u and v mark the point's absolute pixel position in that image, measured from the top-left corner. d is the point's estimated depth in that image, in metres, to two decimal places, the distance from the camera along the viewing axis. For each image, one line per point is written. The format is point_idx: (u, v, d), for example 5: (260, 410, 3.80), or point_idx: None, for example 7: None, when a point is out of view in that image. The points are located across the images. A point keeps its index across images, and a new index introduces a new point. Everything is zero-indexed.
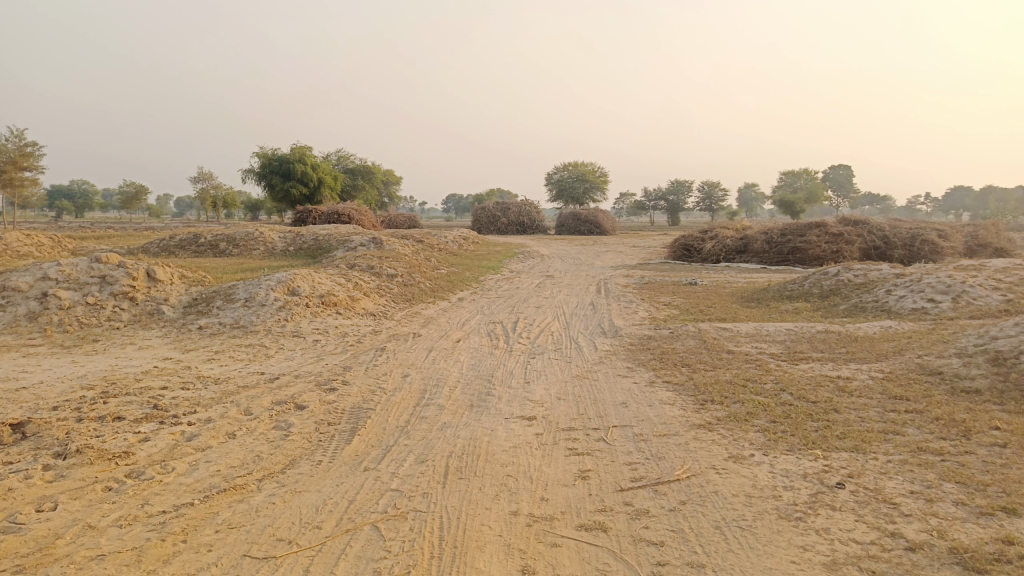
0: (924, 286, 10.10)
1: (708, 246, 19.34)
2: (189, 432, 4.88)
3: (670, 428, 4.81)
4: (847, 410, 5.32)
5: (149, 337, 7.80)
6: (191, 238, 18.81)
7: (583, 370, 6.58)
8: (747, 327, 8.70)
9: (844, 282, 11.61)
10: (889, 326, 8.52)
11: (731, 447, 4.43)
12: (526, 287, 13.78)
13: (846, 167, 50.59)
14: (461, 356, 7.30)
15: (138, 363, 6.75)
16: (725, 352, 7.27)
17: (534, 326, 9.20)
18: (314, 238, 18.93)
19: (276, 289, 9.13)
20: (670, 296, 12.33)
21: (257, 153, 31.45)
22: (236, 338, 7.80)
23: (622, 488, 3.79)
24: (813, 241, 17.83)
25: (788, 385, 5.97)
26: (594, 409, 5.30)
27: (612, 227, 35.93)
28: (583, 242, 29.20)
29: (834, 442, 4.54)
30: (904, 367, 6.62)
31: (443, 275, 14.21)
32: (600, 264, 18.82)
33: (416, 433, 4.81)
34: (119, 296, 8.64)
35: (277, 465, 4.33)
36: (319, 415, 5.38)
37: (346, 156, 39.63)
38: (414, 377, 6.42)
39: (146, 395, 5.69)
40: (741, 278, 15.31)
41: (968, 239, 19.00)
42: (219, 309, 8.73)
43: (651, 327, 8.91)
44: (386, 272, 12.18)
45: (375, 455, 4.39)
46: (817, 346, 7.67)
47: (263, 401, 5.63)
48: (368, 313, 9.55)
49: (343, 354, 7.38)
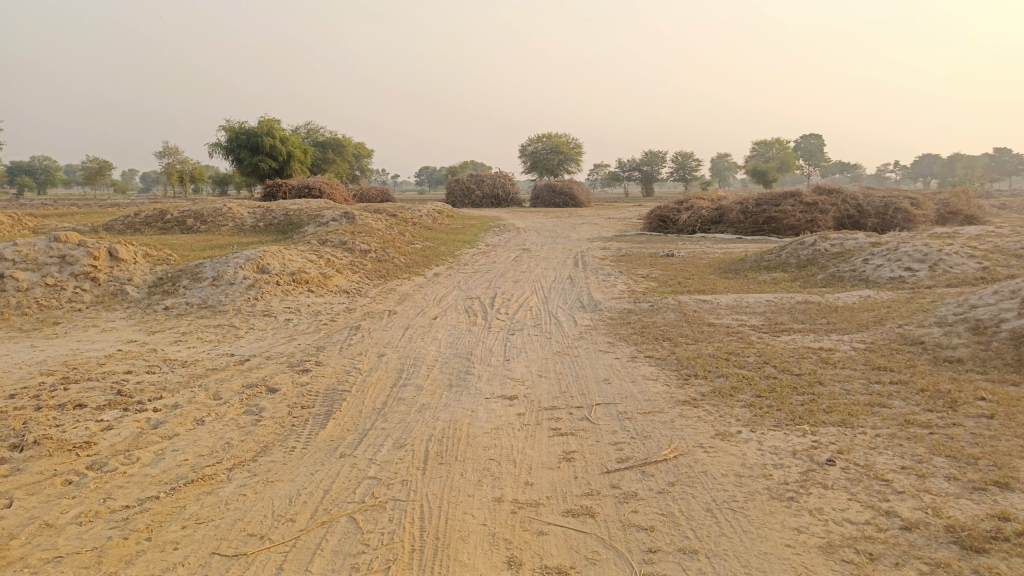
0: (901, 254, 10.09)
1: (684, 217, 19.29)
2: (155, 420, 4.66)
3: (654, 405, 4.70)
4: (832, 382, 5.25)
5: (113, 319, 7.50)
6: (157, 215, 18.29)
7: (563, 346, 6.45)
8: (727, 298, 8.63)
9: (821, 251, 11.58)
10: (868, 296, 8.50)
11: (717, 423, 4.32)
12: (502, 261, 13.60)
13: (818, 135, 50.83)
14: (438, 333, 7.13)
15: (100, 346, 6.48)
16: (706, 325, 7.18)
17: (512, 301, 9.05)
18: (284, 214, 18.50)
19: (245, 267, 8.84)
20: (648, 268, 12.24)
21: (223, 127, 30.65)
22: (204, 319, 7.54)
23: (608, 470, 3.66)
24: (789, 210, 17.83)
25: (772, 358, 5.90)
26: (577, 386, 5.17)
27: (587, 199, 35.77)
28: (559, 214, 29.01)
29: (821, 417, 4.46)
30: (885, 337, 6.58)
31: (418, 249, 13.97)
32: (576, 237, 18.67)
33: (394, 416, 4.65)
34: (79, 277, 8.30)
35: (248, 453, 4.13)
36: (292, 398, 5.19)
37: (316, 129, 38.86)
38: (390, 357, 6.24)
39: (109, 380, 5.45)
40: (717, 248, 15.27)
41: (940, 207, 19.14)
42: (185, 289, 8.43)
43: (630, 300, 8.80)
44: (359, 248, 11.90)
45: (352, 440, 4.22)
46: (797, 317, 7.61)
47: (233, 385, 5.42)
48: (341, 290, 9.32)
49: (316, 334, 7.16)
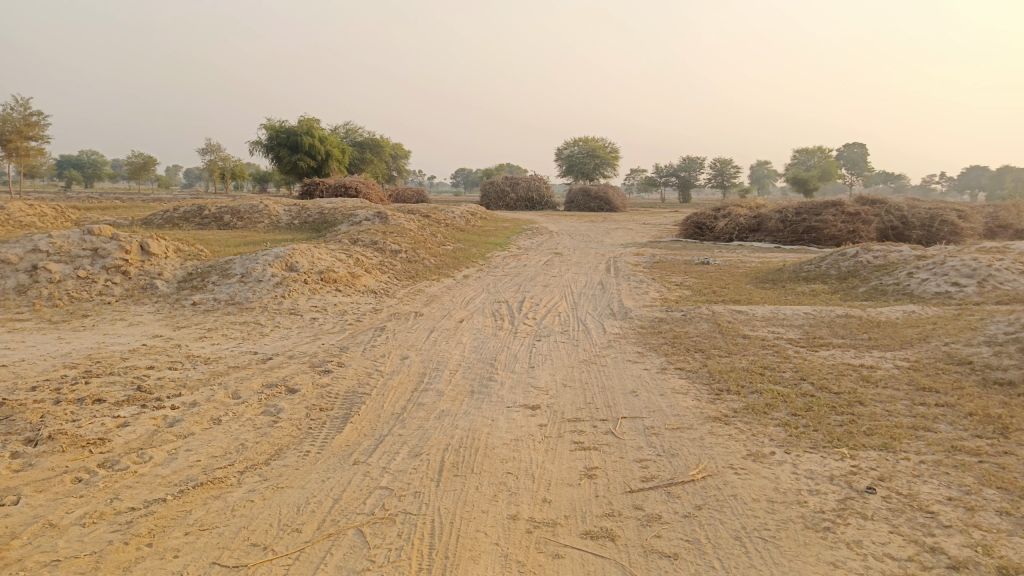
0: (948, 268, 9.68)
1: (721, 225, 18.93)
2: (171, 418, 4.60)
3: (683, 421, 4.49)
4: (873, 402, 4.98)
5: (141, 313, 7.51)
6: (195, 210, 18.53)
7: (590, 355, 6.26)
8: (763, 310, 8.34)
9: (863, 263, 11.20)
10: (913, 311, 8.14)
11: (749, 443, 4.10)
12: (534, 265, 13.41)
13: (862, 144, 49.70)
14: (464, 337, 6.99)
15: (126, 340, 6.47)
16: (740, 337, 6.93)
17: (541, 306, 8.89)
18: (319, 212, 18.58)
19: (274, 265, 8.81)
20: (682, 275, 11.97)
21: (264, 125, 31.03)
22: (231, 315, 7.51)
23: (631, 489, 3.48)
24: (829, 220, 17.37)
25: (809, 374, 5.63)
26: (602, 398, 4.99)
27: (622, 204, 35.43)
28: (593, 218, 28.71)
29: (861, 439, 4.21)
30: (931, 355, 6.26)
31: (450, 251, 13.88)
32: (610, 242, 18.41)
33: (412, 422, 4.51)
34: (111, 270, 8.35)
35: (261, 456, 4.04)
36: (311, 399, 5.09)
37: (354, 130, 39.15)
38: (413, 360, 6.11)
39: (131, 375, 5.42)
40: (754, 257, 14.90)
41: (989, 220, 18.48)
42: (214, 285, 8.42)
43: (662, 309, 8.54)
44: (389, 248, 11.84)
45: (367, 446, 4.09)
46: (837, 331, 7.31)
47: (253, 384, 5.33)
48: (369, 290, 9.24)
49: (341, 334, 7.08)
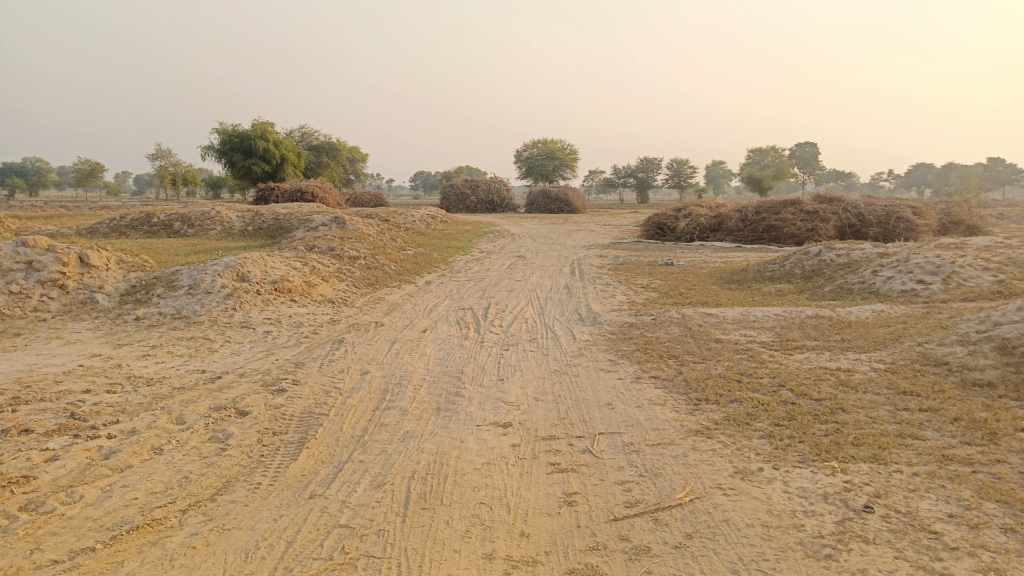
0: (912, 266, 9.67)
1: (682, 225, 18.90)
2: (108, 448, 4.18)
3: (664, 436, 4.24)
4: (856, 409, 4.80)
5: (79, 330, 7.01)
6: (143, 218, 17.79)
7: (561, 365, 5.99)
8: (734, 312, 8.19)
9: (827, 261, 11.17)
10: (881, 310, 8.06)
11: (736, 459, 3.86)
12: (497, 268, 13.12)
13: (813, 144, 50.65)
14: (427, 348, 6.66)
15: (61, 361, 5.97)
16: (713, 341, 6.74)
17: (507, 312, 8.61)
18: (274, 218, 18.01)
19: (224, 275, 8.35)
20: (647, 277, 11.81)
21: (215, 129, 30.14)
22: (178, 331, 7.05)
23: (616, 517, 3.20)
24: (789, 219, 17.46)
25: (787, 379, 5.44)
26: (577, 412, 4.71)
27: (583, 205, 35.38)
28: (554, 220, 28.56)
29: (851, 451, 4.01)
30: (906, 357, 6.13)
31: (410, 256, 13.53)
32: (572, 244, 18.24)
33: (375, 446, 4.18)
34: (46, 284, 7.79)
35: (207, 491, 3.66)
36: (263, 422, 4.71)
37: (310, 133, 38.36)
38: (374, 375, 5.75)
39: (64, 401, 4.95)
40: (717, 257, 14.83)
41: (942, 216, 18.79)
42: (159, 298, 7.94)
43: (631, 313, 8.31)
44: (347, 254, 11.44)
45: (325, 476, 3.74)
46: (809, 332, 7.18)
47: (199, 407, 4.92)
48: (326, 300, 8.84)
49: (297, 348, 6.69)
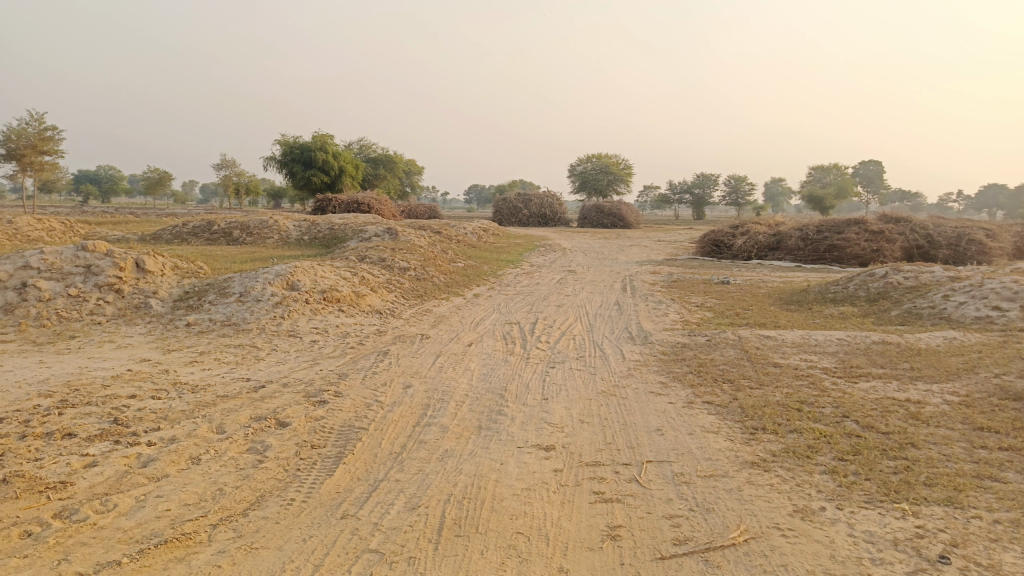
0: (987, 291, 9.11)
1: (739, 242, 18.41)
2: (146, 456, 4.15)
3: (717, 467, 3.99)
4: (927, 445, 4.45)
5: (132, 335, 7.10)
6: (204, 225, 18.24)
7: (609, 385, 5.77)
8: (793, 334, 7.82)
9: (893, 284, 10.64)
10: (954, 338, 7.58)
11: (795, 496, 3.59)
12: (547, 283, 12.95)
13: (878, 162, 49.34)
14: (472, 363, 6.53)
15: (110, 365, 6.04)
16: (771, 365, 6.42)
17: (555, 327, 8.43)
18: (329, 228, 18.24)
19: (274, 284, 8.39)
20: (702, 296, 11.46)
21: (277, 141, 30.86)
22: (226, 338, 7.08)
23: (663, 556, 2.97)
24: (852, 239, 16.83)
25: (851, 410, 5.11)
26: (624, 437, 4.49)
27: (636, 220, 34.95)
28: (608, 235, 28.24)
29: (923, 492, 3.69)
30: (982, 389, 5.71)
31: (460, 268, 13.47)
32: (625, 260, 17.92)
33: (412, 464, 4.03)
34: (103, 288, 7.95)
35: (239, 505, 3.57)
36: (302, 434, 4.62)
37: (368, 146, 38.97)
38: (416, 390, 5.63)
39: (109, 406, 4.97)
40: (776, 277, 14.33)
41: (1017, 239, 17.85)
42: (210, 304, 8.01)
43: (684, 333, 8.02)
44: (398, 265, 11.44)
45: (359, 495, 3.61)
46: (875, 359, 6.79)
47: (240, 417, 4.87)
48: (374, 311, 8.80)
49: (341, 358, 6.63)
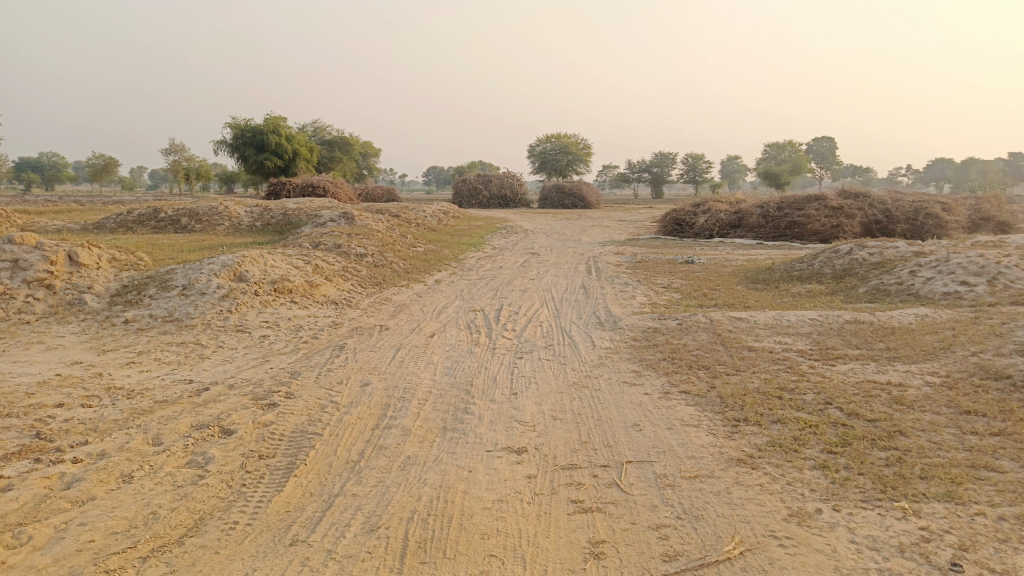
0: (953, 266, 9.03)
1: (701, 221, 18.28)
2: (70, 476, 3.70)
3: (702, 466, 3.70)
4: (916, 432, 4.23)
5: (64, 335, 6.55)
6: (150, 213, 17.41)
7: (581, 377, 5.45)
8: (766, 315, 7.61)
9: (859, 260, 10.53)
10: (925, 315, 7.47)
11: (790, 498, 3.32)
12: (511, 266, 12.59)
13: (830, 138, 49.97)
14: (435, 355, 6.16)
15: (37, 370, 5.50)
16: (746, 349, 6.19)
17: (520, 314, 8.09)
18: (283, 213, 17.58)
19: (220, 275, 7.86)
20: (668, 277, 11.23)
21: (228, 123, 29.73)
22: (168, 336, 6.57)
23: None
24: (812, 215, 16.79)
25: (834, 396, 4.88)
26: (601, 435, 4.18)
27: (597, 200, 34.76)
28: (568, 215, 27.98)
29: (921, 487, 3.45)
30: (963, 369, 5.53)
31: (420, 253, 13.01)
32: (587, 240, 17.64)
33: (371, 475, 3.66)
34: (33, 284, 7.35)
35: (175, 531, 3.16)
36: (249, 443, 4.21)
37: (322, 128, 37.94)
38: (375, 388, 5.23)
39: (32, 418, 4.48)
40: (739, 256, 14.17)
41: (972, 213, 18.04)
42: (151, 299, 7.47)
43: (654, 316, 7.75)
44: (354, 251, 10.95)
45: (311, 515, 3.24)
46: (850, 340, 6.60)
47: (179, 426, 4.43)
48: (329, 301, 8.34)
49: (294, 355, 6.20)
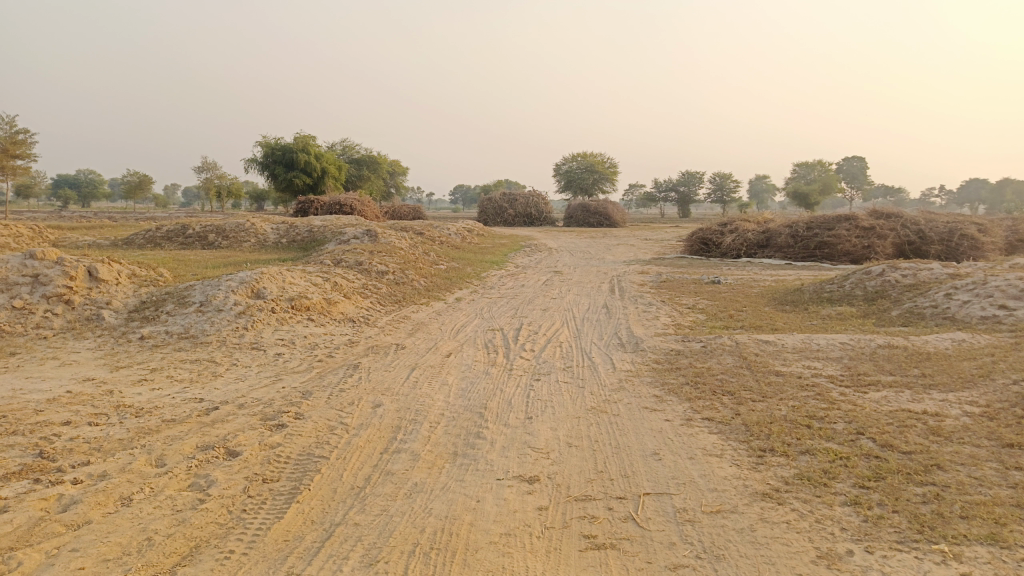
0: (991, 289, 8.69)
1: (728, 240, 17.99)
2: (68, 498, 3.59)
3: (724, 501, 3.49)
4: (954, 466, 3.97)
5: (79, 350, 6.51)
6: (178, 229, 17.59)
7: (599, 401, 5.25)
8: (794, 338, 7.35)
9: (891, 282, 10.21)
10: (962, 340, 7.16)
11: (818, 537, 3.10)
12: (533, 285, 12.44)
13: (860, 157, 49.30)
14: (450, 376, 6.01)
15: (48, 387, 5.45)
16: (773, 374, 5.95)
17: (540, 334, 7.92)
18: (308, 230, 17.64)
19: (238, 292, 7.81)
20: (693, 297, 11.00)
21: (258, 141, 30.14)
22: (182, 352, 6.51)
23: None
24: (843, 235, 16.42)
25: (866, 425, 4.63)
26: (619, 464, 3.98)
27: (623, 218, 34.58)
28: (593, 234, 27.82)
29: (963, 527, 3.20)
30: (1004, 398, 5.23)
31: (442, 271, 12.92)
32: (612, 259, 17.43)
33: (376, 503, 3.51)
34: (52, 299, 7.36)
35: (168, 560, 3.03)
36: (253, 466, 4.08)
37: (351, 147, 38.32)
38: (386, 410, 5.08)
39: (37, 436, 4.40)
40: (767, 276, 13.86)
41: (1009, 234, 17.51)
42: (168, 315, 7.43)
43: (677, 338, 7.54)
44: (375, 268, 10.88)
45: (310, 546, 3.09)
46: (882, 365, 6.33)
47: (184, 446, 4.32)
48: (346, 319, 8.25)
49: (307, 373, 6.09)
